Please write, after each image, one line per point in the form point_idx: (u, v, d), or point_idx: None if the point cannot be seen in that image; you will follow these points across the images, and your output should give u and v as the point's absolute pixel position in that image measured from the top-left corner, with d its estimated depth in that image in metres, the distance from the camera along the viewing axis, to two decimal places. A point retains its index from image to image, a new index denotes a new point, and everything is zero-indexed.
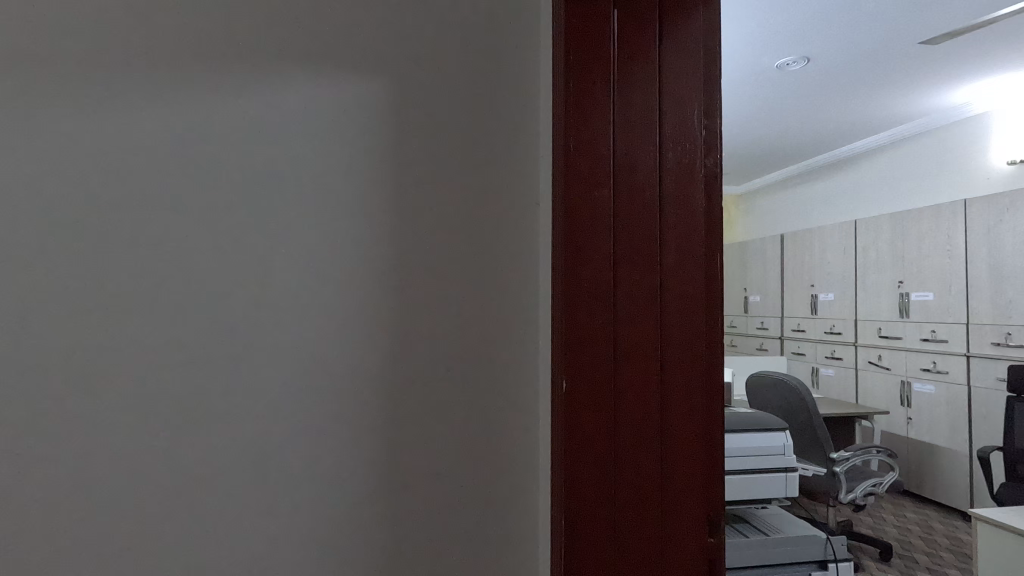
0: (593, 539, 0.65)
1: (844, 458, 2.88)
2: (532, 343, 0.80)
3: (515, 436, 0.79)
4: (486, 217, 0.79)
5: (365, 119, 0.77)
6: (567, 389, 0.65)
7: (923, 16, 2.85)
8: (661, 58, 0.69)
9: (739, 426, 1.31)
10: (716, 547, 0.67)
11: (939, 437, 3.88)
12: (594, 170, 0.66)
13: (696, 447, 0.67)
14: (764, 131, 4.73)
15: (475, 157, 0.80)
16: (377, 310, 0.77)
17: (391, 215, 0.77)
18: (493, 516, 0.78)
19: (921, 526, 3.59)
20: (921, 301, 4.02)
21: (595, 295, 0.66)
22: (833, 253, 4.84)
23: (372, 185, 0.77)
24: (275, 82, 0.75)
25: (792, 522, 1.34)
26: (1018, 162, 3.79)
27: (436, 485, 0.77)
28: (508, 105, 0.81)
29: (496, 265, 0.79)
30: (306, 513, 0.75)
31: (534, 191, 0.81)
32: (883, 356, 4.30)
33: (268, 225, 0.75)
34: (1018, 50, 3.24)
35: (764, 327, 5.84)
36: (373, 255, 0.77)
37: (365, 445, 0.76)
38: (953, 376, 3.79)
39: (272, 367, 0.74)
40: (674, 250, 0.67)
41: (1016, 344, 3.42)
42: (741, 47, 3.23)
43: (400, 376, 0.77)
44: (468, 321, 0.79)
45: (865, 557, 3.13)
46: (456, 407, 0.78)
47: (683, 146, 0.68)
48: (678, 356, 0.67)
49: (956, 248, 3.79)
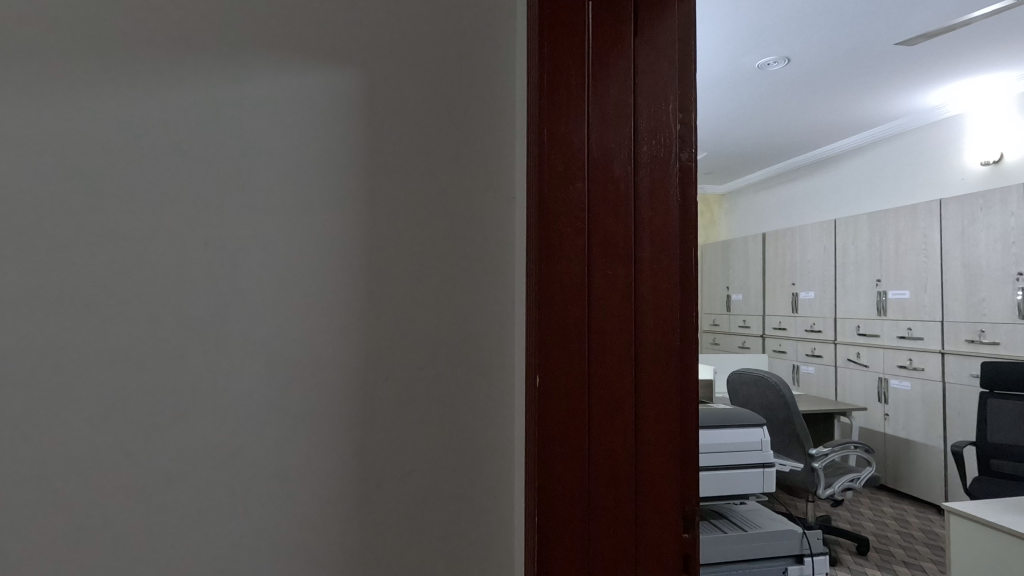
0: (565, 537, 0.64)
1: (823, 454, 2.92)
2: (508, 340, 0.79)
3: (491, 434, 0.78)
4: (461, 212, 0.78)
5: (337, 112, 0.76)
6: (540, 386, 0.64)
7: (899, 17, 2.89)
8: (636, 52, 0.68)
9: (717, 421, 1.32)
10: (691, 543, 0.67)
11: (915, 433, 3.95)
12: (568, 164, 0.65)
13: (670, 442, 0.67)
14: (746, 131, 4.78)
15: (451, 153, 0.78)
16: (349, 307, 0.75)
17: (364, 211, 0.76)
18: (469, 514, 0.77)
19: (897, 520, 3.65)
20: (898, 300, 4.09)
21: (569, 289, 0.65)
22: (813, 251, 4.91)
23: (344, 179, 0.76)
24: (244, 71, 0.73)
25: (769, 518, 1.35)
26: (992, 162, 3.86)
27: (409, 483, 0.76)
28: (484, 98, 0.80)
29: (471, 262, 0.78)
30: (275, 513, 0.73)
31: (510, 185, 0.80)
32: (861, 353, 4.37)
33: (236, 218, 0.73)
34: (991, 52, 3.30)
35: (746, 326, 5.91)
36: (344, 251, 0.75)
37: (335, 443, 0.75)
38: (928, 372, 3.86)
39: (240, 363, 0.73)
40: (648, 244, 0.67)
41: (990, 341, 3.49)
42: (724, 46, 3.24)
43: (373, 374, 0.76)
44: (442, 316, 0.77)
45: (843, 551, 3.16)
46: (429, 403, 0.77)
47: (658, 140, 0.68)
48: (653, 352, 0.67)
49: (931, 247, 3.87)
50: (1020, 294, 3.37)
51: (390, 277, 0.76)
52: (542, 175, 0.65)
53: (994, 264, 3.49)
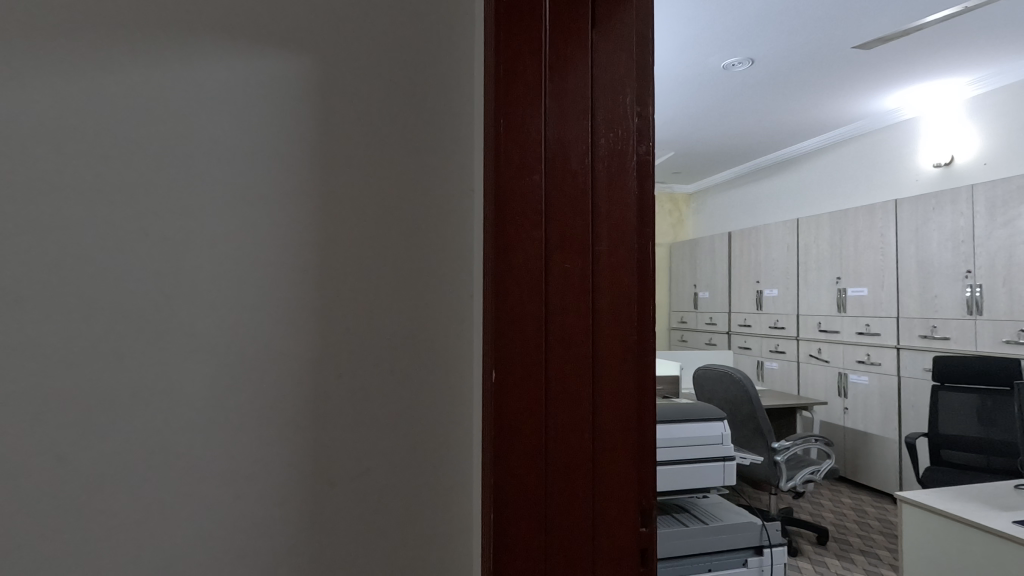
0: (522, 535, 0.63)
1: (785, 447, 2.99)
2: (465, 336, 0.77)
3: (450, 432, 0.76)
4: (419, 206, 0.76)
5: (286, 101, 0.73)
6: (497, 383, 0.63)
7: (856, 21, 2.97)
8: (594, 46, 0.68)
9: (679, 416, 1.34)
10: (648, 537, 0.67)
11: (873, 425, 4.08)
12: (525, 156, 0.64)
13: (627, 436, 0.66)
14: (713, 131, 4.85)
15: (408, 144, 0.77)
16: (301, 303, 0.73)
17: (318, 206, 0.74)
18: (427, 514, 0.75)
19: (855, 510, 3.76)
20: (856, 296, 4.23)
21: (526, 282, 0.64)
22: (777, 250, 5.04)
23: (296, 170, 0.73)
24: (185, 57, 0.70)
25: (730, 510, 1.37)
26: (943, 165, 4.01)
27: (365, 482, 0.74)
28: (440, 90, 0.78)
29: (430, 256, 0.77)
30: (224, 515, 0.70)
31: (469, 179, 0.79)
32: (822, 349, 4.50)
33: (181, 209, 0.70)
34: (942, 57, 3.42)
35: (713, 323, 6.03)
36: (296, 244, 0.73)
37: (287, 442, 0.72)
38: (885, 367, 3.99)
39: (185, 360, 0.70)
40: (605, 238, 0.67)
41: (941, 336, 3.62)
42: (690, 46, 3.27)
43: (326, 371, 0.73)
44: (398, 310, 0.76)
45: (804, 542, 3.24)
46: (385, 400, 0.75)
47: (615, 133, 0.68)
48: (610, 345, 0.66)
49: (888, 246, 4.01)
50: (969, 291, 3.49)
51: (346, 273, 0.74)
52: (499, 168, 0.64)
53: (945, 262, 3.62)
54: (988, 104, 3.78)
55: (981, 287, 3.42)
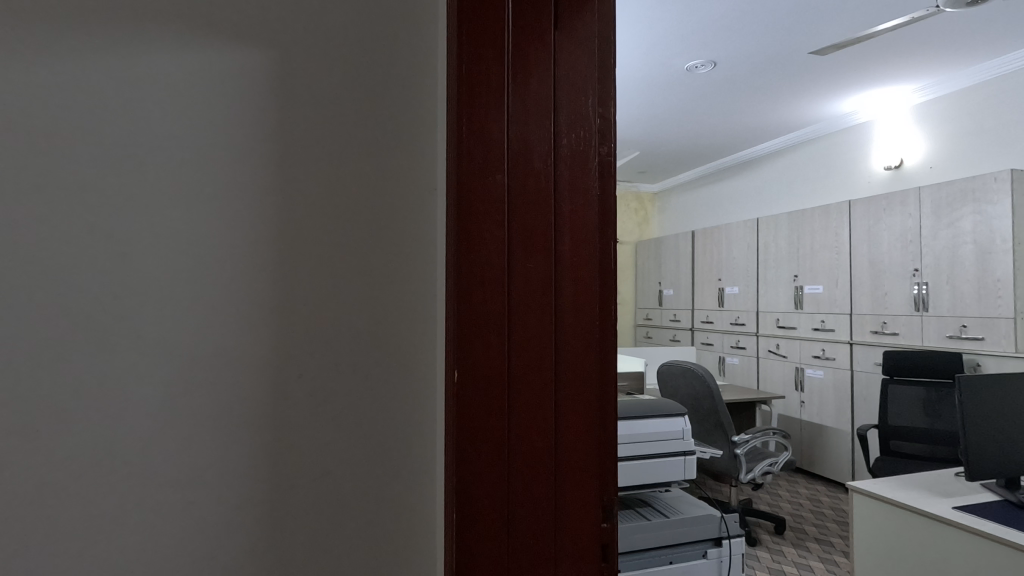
0: (486, 536, 0.63)
1: (744, 441, 3.07)
2: (428, 335, 0.77)
3: (413, 432, 0.75)
4: (381, 204, 0.75)
5: (241, 94, 0.71)
6: (459, 381, 0.63)
7: (811, 27, 3.06)
8: (557, 44, 0.68)
9: (642, 412, 1.37)
10: (609, 531, 0.68)
11: (827, 418, 4.23)
12: (487, 155, 0.64)
13: (589, 432, 0.67)
14: (677, 132, 4.95)
15: (371, 141, 0.76)
16: (259, 303, 0.71)
17: (276, 203, 0.72)
18: (390, 515, 0.74)
19: (811, 499, 3.90)
20: (813, 294, 4.38)
21: (489, 282, 0.64)
22: (738, 249, 5.18)
23: (253, 167, 0.71)
24: (133, 46, 0.67)
25: (691, 503, 1.41)
26: (893, 167, 4.19)
27: (327, 483, 0.73)
28: (402, 85, 0.77)
29: (392, 255, 0.76)
30: (178, 519, 0.68)
31: (432, 177, 0.78)
32: (780, 345, 4.65)
33: (130, 204, 0.67)
34: (892, 65, 3.57)
35: (677, 320, 6.15)
36: (253, 243, 0.71)
37: (244, 444, 0.70)
38: (839, 361, 4.14)
39: (137, 361, 0.67)
40: (568, 238, 0.67)
41: (891, 331, 3.78)
42: (653, 47, 3.32)
43: (285, 370, 0.72)
44: (360, 309, 0.74)
45: (762, 532, 3.34)
46: (346, 400, 0.74)
47: (577, 133, 0.68)
48: (573, 344, 0.67)
49: (842, 245, 4.17)
50: (916, 288, 3.65)
51: (307, 271, 0.73)
52: (461, 165, 0.64)
53: (895, 261, 3.78)
54: (933, 110, 3.96)
55: (927, 285, 3.59)
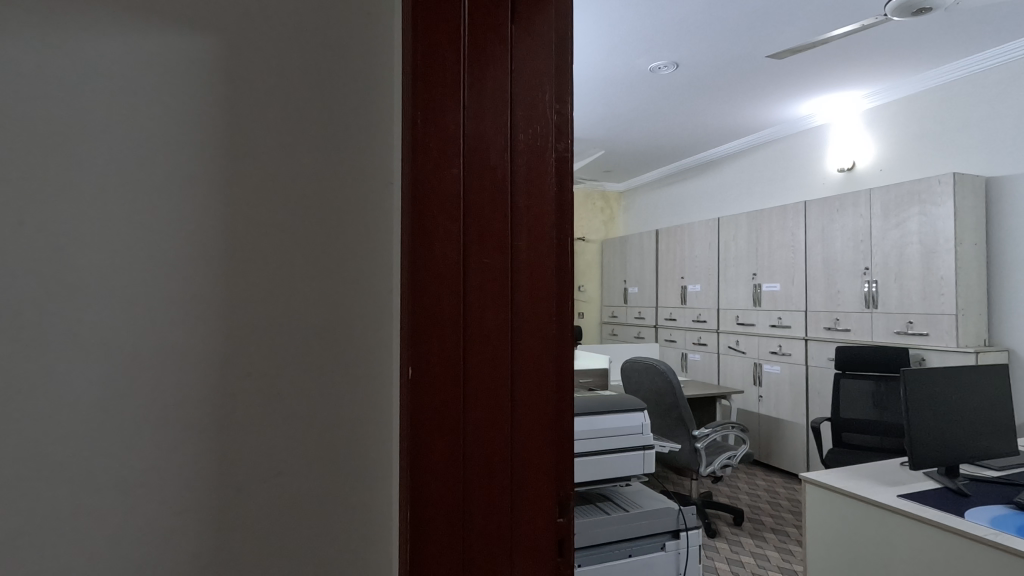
0: (441, 533, 0.62)
1: (705, 435, 3.14)
2: (384, 332, 0.75)
3: (367, 431, 0.74)
4: (336, 199, 0.73)
5: (188, 81, 0.68)
6: (413, 376, 0.62)
7: (768, 31, 3.14)
8: (514, 39, 0.67)
9: (603, 408, 1.38)
10: (565, 526, 0.69)
11: (783, 411, 4.36)
12: (443, 148, 0.63)
13: (545, 427, 0.67)
14: (641, 132, 5.02)
15: (325, 132, 0.73)
16: (205, 304, 0.69)
17: (223, 200, 0.69)
18: (344, 516, 0.73)
19: (768, 491, 4.02)
20: (770, 292, 4.52)
21: (445, 278, 0.63)
22: (700, 247, 5.30)
23: (197, 162, 0.68)
24: (67, 31, 0.64)
25: (651, 496, 1.43)
26: (846, 170, 4.36)
27: (278, 483, 0.71)
28: (358, 76, 0.75)
29: (346, 252, 0.74)
30: (118, 523, 0.65)
31: (388, 171, 0.76)
32: (739, 341, 4.78)
33: (69, 194, 0.64)
34: (845, 70, 3.70)
35: (641, 317, 6.25)
36: (198, 241, 0.68)
37: (190, 444, 0.68)
38: (794, 357, 4.28)
39: (75, 358, 0.64)
40: (524, 233, 0.67)
41: (843, 327, 3.93)
42: (616, 47, 3.35)
43: (234, 367, 0.69)
44: (312, 306, 0.72)
45: (722, 523, 3.42)
46: (297, 397, 0.71)
47: (534, 128, 0.68)
48: (529, 340, 0.67)
49: (798, 244, 4.31)
50: (867, 286, 3.80)
51: (256, 269, 0.71)
52: (416, 158, 0.63)
53: (847, 259, 3.93)
54: (882, 115, 4.13)
55: (876, 283, 3.74)
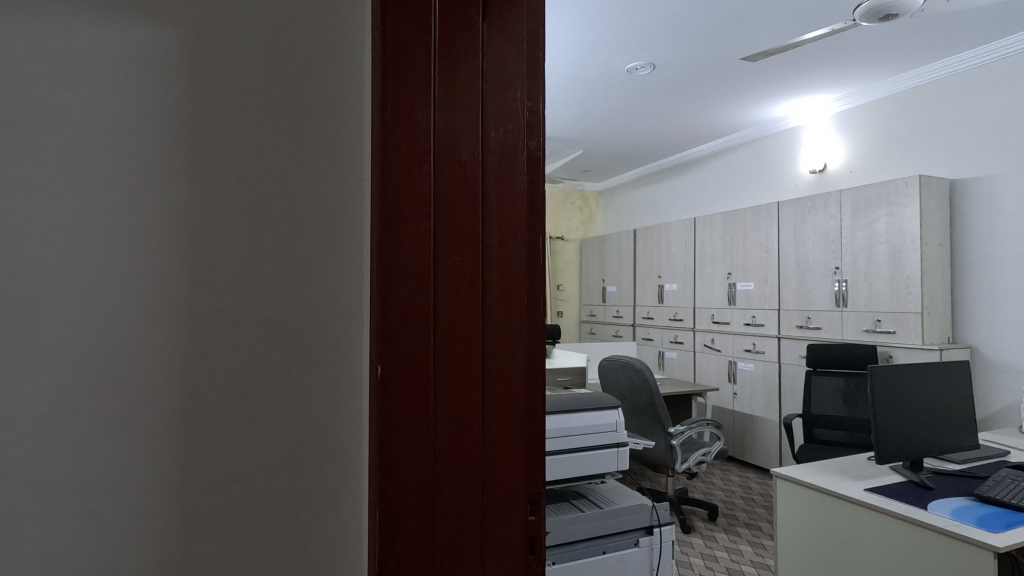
0: (410, 534, 0.62)
1: (680, 432, 3.18)
2: (355, 332, 0.72)
3: (336, 432, 0.71)
4: (305, 193, 0.71)
5: (147, 66, 0.65)
6: (382, 376, 0.61)
7: (742, 34, 3.19)
8: (485, 37, 0.67)
9: (577, 405, 1.39)
10: (537, 524, 0.69)
11: (757, 408, 4.44)
12: (412, 146, 0.63)
13: (517, 425, 0.67)
14: (618, 132, 5.06)
15: (292, 120, 0.70)
16: (165, 310, 0.65)
17: (186, 202, 0.66)
18: (313, 518, 0.70)
19: (742, 486, 4.09)
20: (745, 291, 4.60)
21: (414, 276, 0.62)
22: (677, 247, 5.36)
23: (157, 161, 0.65)
24: (18, 15, 0.61)
25: (625, 493, 1.44)
26: (818, 171, 4.45)
27: (242, 485, 0.68)
28: (326, 64, 0.72)
29: (316, 250, 0.71)
30: (71, 532, 0.62)
31: (359, 164, 0.73)
32: (715, 339, 4.85)
33: (19, 184, 0.61)
34: (816, 74, 3.77)
35: (619, 316, 6.31)
36: (157, 242, 0.65)
37: (150, 447, 0.64)
38: (768, 355, 4.36)
39: (24, 358, 0.60)
40: (495, 232, 0.67)
41: (814, 325, 4.02)
42: (594, 47, 3.36)
43: (196, 366, 0.66)
44: (279, 302, 0.69)
45: (697, 520, 3.46)
46: (263, 397, 0.68)
47: (506, 126, 0.68)
48: (499, 338, 0.67)
49: (771, 244, 4.39)
50: (837, 285, 3.88)
51: (221, 272, 0.68)
52: (384, 154, 0.62)
53: (819, 259, 4.01)
54: (852, 118, 4.23)
55: (846, 282, 3.82)
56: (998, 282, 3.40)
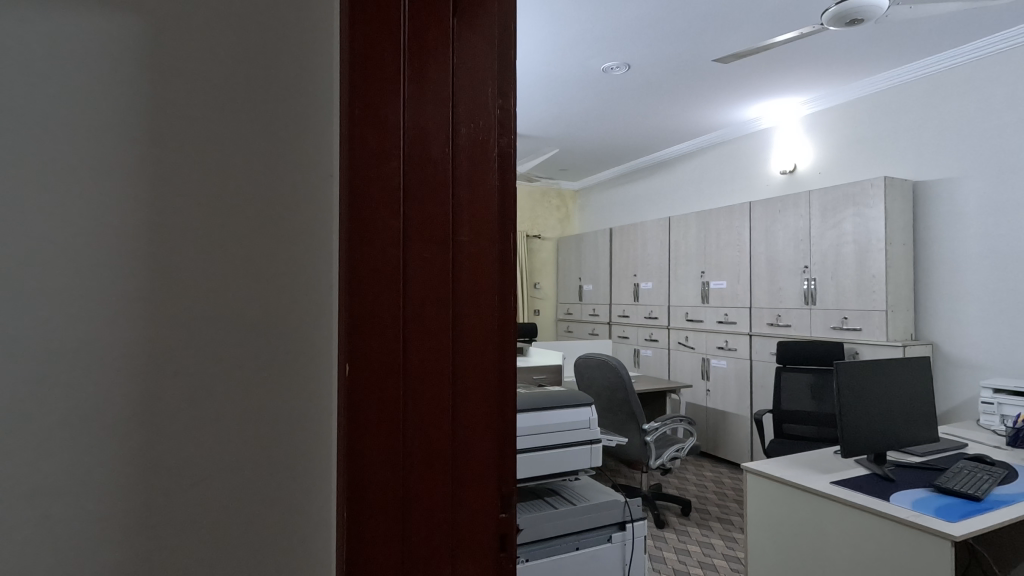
0: (379, 535, 0.61)
1: (654, 428, 3.21)
2: (325, 330, 0.67)
3: (306, 427, 0.66)
4: (271, 168, 0.65)
5: (101, 34, 0.59)
6: (350, 375, 0.61)
7: (714, 36, 3.24)
8: (456, 32, 0.67)
9: (551, 403, 1.39)
10: (508, 521, 0.69)
11: (729, 405, 4.52)
12: (382, 141, 0.62)
13: (488, 423, 0.67)
14: (594, 131, 5.09)
15: (256, 89, 0.65)
16: (121, 317, 0.60)
17: (145, 198, 0.61)
18: (282, 518, 0.65)
19: (714, 481, 4.16)
20: (717, 289, 4.68)
21: (383, 275, 0.62)
22: (652, 246, 5.42)
23: (110, 156, 0.60)
24: None
25: (598, 490, 1.45)
26: (788, 172, 4.55)
27: (206, 485, 0.63)
28: (292, 26, 0.66)
29: (286, 247, 0.66)
30: (20, 539, 0.57)
31: (329, 138, 0.68)
32: (688, 337, 4.93)
33: None
34: (786, 76, 3.85)
35: (595, 314, 6.35)
36: (112, 243, 0.60)
37: (106, 446, 0.59)
38: (740, 352, 4.44)
39: None
40: (466, 229, 0.67)
41: (784, 323, 4.11)
42: (570, 46, 3.37)
43: (152, 358, 0.61)
44: (243, 288, 0.64)
45: (671, 514, 3.51)
46: (227, 390, 0.63)
47: (477, 122, 0.68)
48: (470, 336, 0.67)
49: (743, 243, 4.47)
50: (806, 283, 3.98)
51: (184, 275, 0.62)
52: (352, 150, 0.61)
53: (789, 258, 4.10)
54: (820, 121, 4.33)
55: (815, 280, 3.92)
56: (957, 281, 3.52)
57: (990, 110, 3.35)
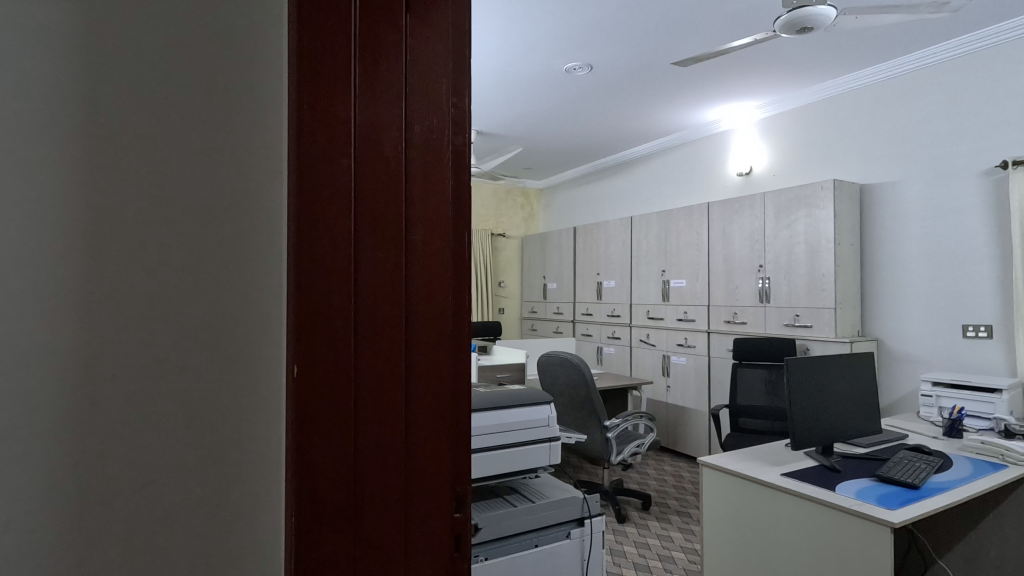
0: (330, 539, 0.60)
1: (614, 425, 3.27)
2: (274, 329, 0.62)
3: (254, 434, 0.61)
4: (222, 147, 0.59)
5: None
6: (298, 377, 0.59)
7: (675, 38, 3.29)
8: (408, 30, 0.66)
9: (511, 401, 1.40)
10: (462, 521, 0.69)
11: (689, 400, 4.63)
12: (331, 137, 0.61)
13: (442, 423, 0.67)
14: (558, 131, 5.11)
15: (206, 59, 0.58)
16: (43, 317, 0.51)
17: (74, 178, 0.53)
18: (234, 528, 0.59)
19: (674, 475, 4.25)
20: (677, 288, 4.79)
21: (333, 274, 0.61)
22: (614, 245, 5.50)
23: (30, 127, 0.51)
24: None
25: (557, 486, 1.47)
26: (744, 175, 4.68)
27: (154, 496, 0.56)
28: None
29: (235, 235, 0.60)
30: None
31: (279, 123, 0.63)
32: (650, 335, 5.02)
33: None
34: (744, 80, 3.94)
35: (559, 312, 6.40)
36: (37, 224, 0.51)
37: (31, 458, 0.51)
38: (698, 349, 4.55)
39: None
40: (420, 228, 0.66)
41: (740, 320, 4.23)
42: (535, 46, 3.38)
43: (88, 357, 0.53)
44: (192, 278, 0.58)
45: (631, 509, 3.56)
46: (173, 390, 0.57)
47: (430, 121, 0.67)
48: (423, 337, 0.66)
49: (702, 243, 4.58)
50: (761, 282, 4.10)
51: (122, 273, 0.55)
52: (301, 146, 0.60)
53: (745, 257, 4.22)
54: (774, 125, 4.48)
55: (769, 279, 4.04)
56: (900, 280, 3.69)
57: (930, 117, 3.52)
